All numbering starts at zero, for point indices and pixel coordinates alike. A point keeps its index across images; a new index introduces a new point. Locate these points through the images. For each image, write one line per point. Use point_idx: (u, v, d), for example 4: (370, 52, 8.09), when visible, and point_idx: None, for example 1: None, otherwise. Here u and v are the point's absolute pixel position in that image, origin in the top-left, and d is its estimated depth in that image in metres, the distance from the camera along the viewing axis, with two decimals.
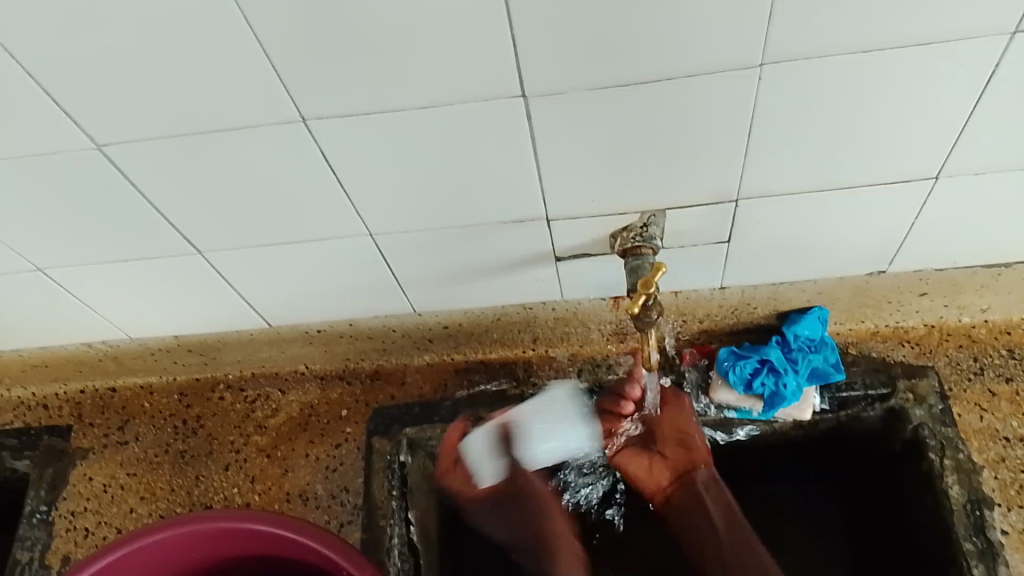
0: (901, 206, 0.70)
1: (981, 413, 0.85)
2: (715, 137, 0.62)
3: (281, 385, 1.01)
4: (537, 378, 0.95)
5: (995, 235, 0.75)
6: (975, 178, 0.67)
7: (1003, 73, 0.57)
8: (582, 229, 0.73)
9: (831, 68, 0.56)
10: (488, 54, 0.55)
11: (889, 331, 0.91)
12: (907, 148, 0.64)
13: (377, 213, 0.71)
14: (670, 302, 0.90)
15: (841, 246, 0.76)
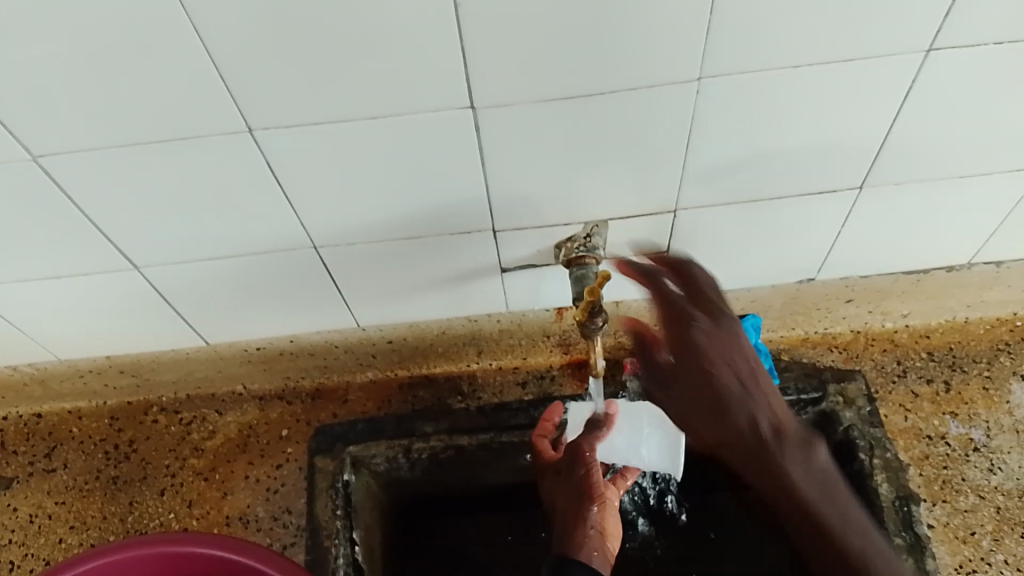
0: (829, 216, 0.74)
1: (905, 414, 0.90)
2: (658, 148, 0.64)
3: (218, 406, 0.99)
4: (482, 392, 0.96)
5: (914, 242, 0.80)
6: (896, 189, 0.71)
7: (920, 88, 0.61)
8: (528, 240, 0.74)
9: (766, 83, 0.59)
10: (439, 65, 0.56)
11: (818, 337, 0.95)
12: (835, 159, 0.67)
13: (323, 225, 0.71)
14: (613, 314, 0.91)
15: (774, 255, 0.79)
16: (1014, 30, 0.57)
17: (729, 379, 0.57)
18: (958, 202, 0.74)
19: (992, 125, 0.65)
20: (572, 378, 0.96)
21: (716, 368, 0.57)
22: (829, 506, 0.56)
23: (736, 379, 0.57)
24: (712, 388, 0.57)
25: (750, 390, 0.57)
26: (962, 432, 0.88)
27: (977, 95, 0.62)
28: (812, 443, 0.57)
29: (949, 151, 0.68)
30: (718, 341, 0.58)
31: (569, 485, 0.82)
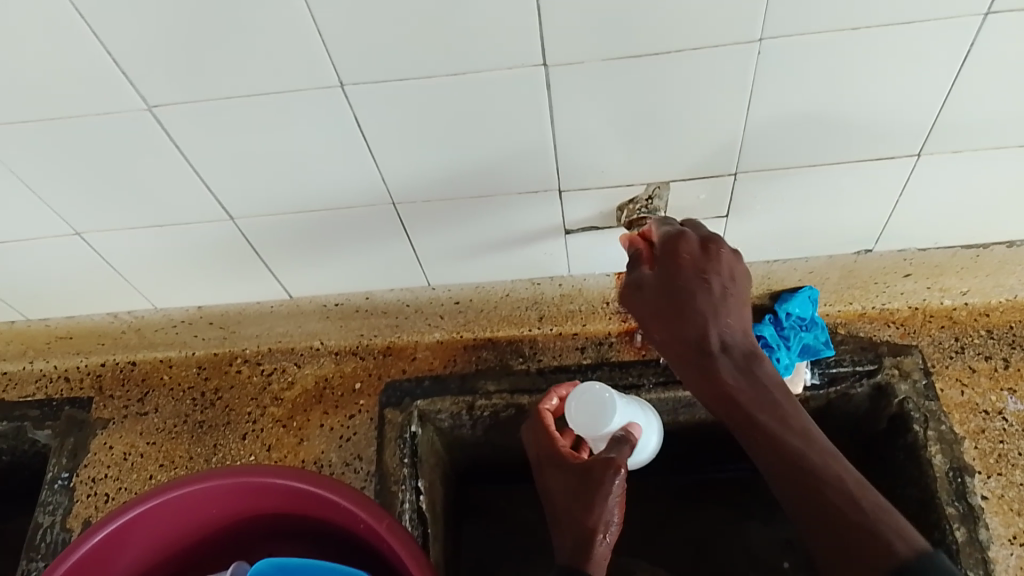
0: (886, 182, 0.77)
1: (962, 388, 0.91)
2: (718, 109, 0.68)
3: (297, 359, 1.05)
4: (542, 354, 1.00)
5: (972, 212, 0.82)
6: (953, 156, 0.73)
7: (977, 52, 0.63)
8: (592, 201, 0.79)
9: (825, 45, 0.62)
10: (515, 26, 0.60)
11: (875, 313, 0.96)
12: (892, 123, 0.70)
13: (403, 183, 0.76)
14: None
15: (831, 223, 0.82)
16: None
17: (704, 286, 0.65)
18: (1015, 170, 0.76)
19: None
20: (629, 345, 0.99)
21: (696, 272, 0.65)
22: (776, 418, 0.59)
23: (719, 291, 0.65)
24: (696, 288, 0.65)
25: (717, 303, 0.64)
26: (1020, 409, 0.89)
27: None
28: (760, 362, 0.63)
29: (1009, 116, 0.69)
30: (714, 259, 0.66)
31: (583, 497, 0.68)
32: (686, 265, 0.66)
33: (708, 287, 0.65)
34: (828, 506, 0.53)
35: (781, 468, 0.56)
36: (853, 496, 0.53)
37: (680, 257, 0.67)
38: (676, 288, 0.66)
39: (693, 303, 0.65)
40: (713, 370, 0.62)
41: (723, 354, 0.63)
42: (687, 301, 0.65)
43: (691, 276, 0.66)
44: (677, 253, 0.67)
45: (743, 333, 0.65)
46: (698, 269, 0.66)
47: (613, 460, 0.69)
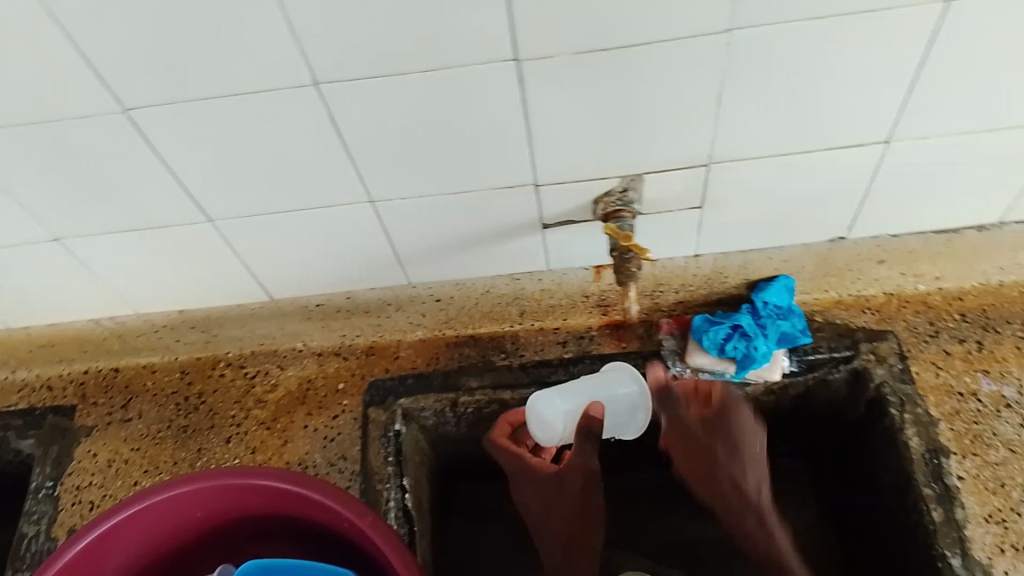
0: (856, 171, 0.78)
1: (937, 371, 0.92)
2: (689, 101, 0.69)
3: (279, 361, 1.05)
4: (524, 350, 1.00)
5: (942, 198, 0.83)
6: (921, 142, 0.75)
7: (940, 39, 0.65)
8: (568, 194, 0.80)
9: (794, 35, 0.63)
10: (487, 22, 0.61)
11: (851, 300, 0.97)
12: (861, 112, 0.71)
13: (381, 182, 0.77)
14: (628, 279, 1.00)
15: (805, 212, 0.83)
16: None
17: (749, 458, 0.87)
18: (982, 155, 0.77)
19: (1011, 78, 0.69)
20: (609, 338, 0.99)
21: (738, 449, 0.87)
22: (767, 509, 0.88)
23: (742, 479, 0.87)
24: (733, 462, 0.87)
25: (744, 469, 0.87)
26: (994, 390, 0.90)
27: (1000, 42, 0.65)
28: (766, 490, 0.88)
29: (974, 102, 0.71)
30: (750, 437, 0.87)
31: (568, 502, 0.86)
32: (734, 427, 0.86)
33: (738, 470, 0.86)
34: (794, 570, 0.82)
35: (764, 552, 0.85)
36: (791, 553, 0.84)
37: (729, 428, 0.86)
38: (719, 459, 0.87)
39: (733, 469, 0.87)
40: (740, 480, 0.87)
41: (745, 484, 0.87)
42: (726, 467, 0.87)
43: (725, 454, 0.87)
44: (728, 422, 0.87)
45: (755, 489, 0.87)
46: (739, 445, 0.86)
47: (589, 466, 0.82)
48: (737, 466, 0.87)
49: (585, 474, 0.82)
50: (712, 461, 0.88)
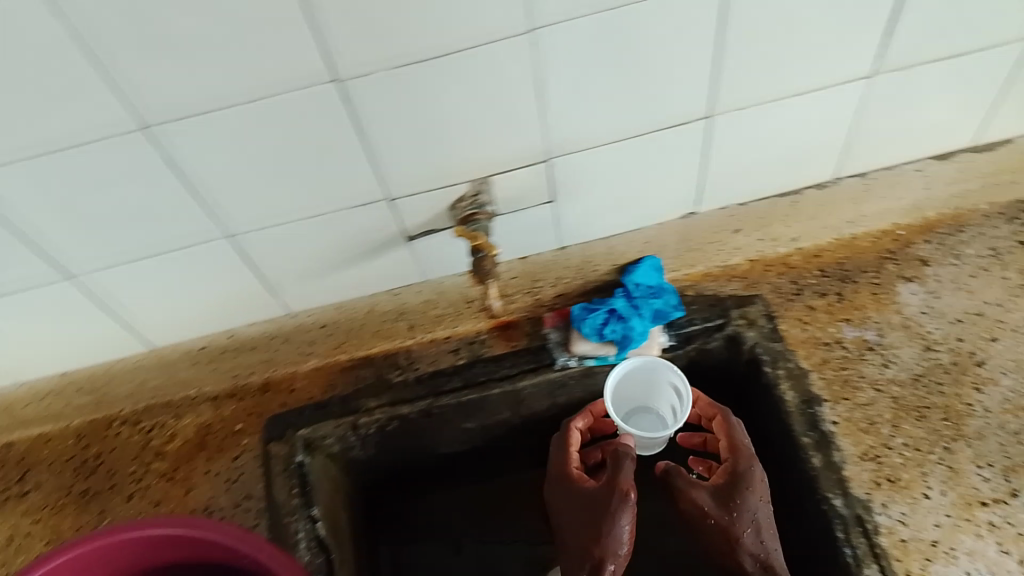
0: (686, 147, 0.83)
1: (803, 326, 0.98)
2: (513, 99, 0.73)
3: (175, 411, 1.04)
4: (419, 363, 1.02)
5: (775, 161, 0.89)
6: (738, 113, 0.80)
7: (730, 15, 0.69)
8: (423, 203, 0.82)
9: (600, 25, 0.67)
10: (299, 49, 0.63)
11: (718, 270, 1.03)
12: (677, 89, 0.76)
13: (234, 215, 0.78)
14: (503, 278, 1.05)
15: (653, 193, 0.89)
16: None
17: (743, 525, 0.81)
18: (799, 119, 0.83)
19: (802, 44, 0.74)
20: (500, 339, 1.02)
21: (740, 531, 0.81)
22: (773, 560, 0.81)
23: (756, 534, 0.81)
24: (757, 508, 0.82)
25: (755, 527, 0.81)
26: (856, 335, 0.96)
27: (792, 10, 0.70)
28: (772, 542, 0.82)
29: (777, 70, 0.76)
30: (761, 486, 0.83)
31: (598, 516, 0.81)
32: (747, 499, 0.82)
33: (744, 523, 0.81)
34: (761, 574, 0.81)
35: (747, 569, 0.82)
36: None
37: (742, 498, 0.82)
38: (724, 543, 0.82)
39: (745, 548, 0.81)
40: (744, 535, 0.81)
41: (758, 538, 0.81)
42: (733, 547, 0.81)
43: (739, 526, 0.81)
44: (739, 495, 0.82)
45: (765, 549, 0.81)
46: (754, 494, 0.82)
47: (626, 488, 0.80)
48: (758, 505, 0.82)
49: (624, 490, 0.80)
50: (724, 540, 0.82)
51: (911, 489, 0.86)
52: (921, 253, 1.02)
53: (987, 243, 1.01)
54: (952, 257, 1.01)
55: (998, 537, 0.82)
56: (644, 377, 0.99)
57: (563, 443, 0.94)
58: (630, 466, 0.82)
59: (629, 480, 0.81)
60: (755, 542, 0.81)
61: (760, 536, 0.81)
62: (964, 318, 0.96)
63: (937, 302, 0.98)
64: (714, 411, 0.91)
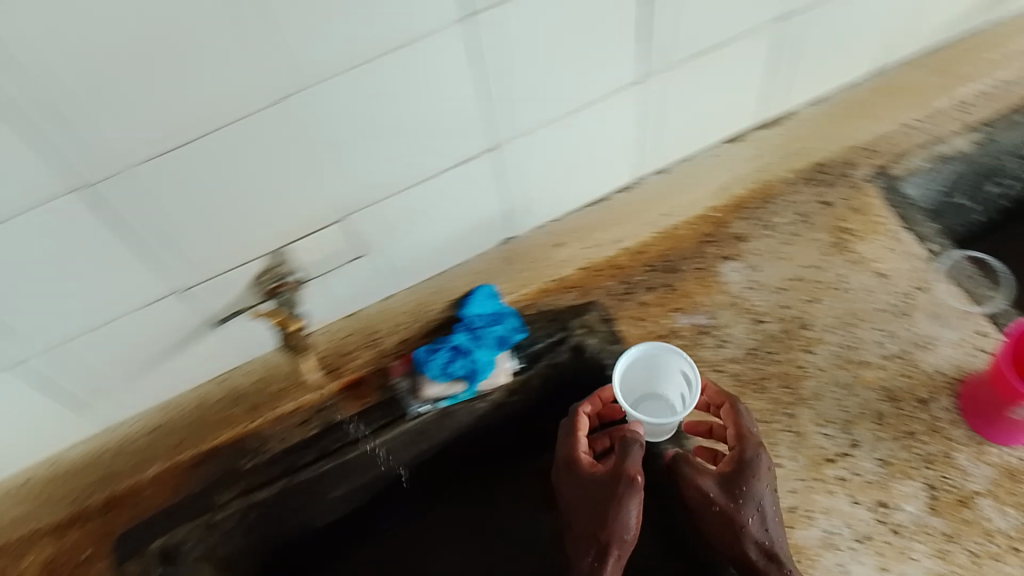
0: (480, 177, 0.84)
1: (640, 323, 1.02)
2: (286, 166, 0.71)
3: (11, 555, 0.93)
4: (269, 444, 0.98)
5: (570, 173, 0.90)
6: (521, 140, 0.81)
7: (482, 47, 0.70)
8: (222, 286, 0.79)
9: (351, 81, 0.67)
10: (35, 158, 0.59)
11: (550, 285, 1.05)
12: (453, 129, 0.76)
13: (16, 338, 0.72)
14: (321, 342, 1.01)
15: (463, 228, 0.90)
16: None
17: (746, 516, 0.80)
18: (582, 130, 0.85)
19: (562, 65, 0.75)
20: (349, 400, 0.99)
21: (746, 519, 0.80)
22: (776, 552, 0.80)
23: (760, 525, 0.80)
24: (761, 496, 0.80)
25: (760, 517, 0.80)
26: (690, 322, 1.01)
27: (538, 32, 0.71)
28: (777, 532, 0.80)
29: (546, 90, 0.77)
30: (767, 474, 0.81)
31: (604, 504, 0.82)
32: (754, 488, 0.80)
33: (749, 514, 0.80)
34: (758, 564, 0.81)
35: (746, 558, 0.82)
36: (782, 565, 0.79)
37: (748, 487, 0.80)
38: (729, 533, 0.81)
39: (750, 536, 0.80)
40: (745, 526, 0.80)
41: (763, 530, 0.80)
42: (737, 537, 0.81)
43: (743, 514, 0.80)
44: (745, 483, 0.80)
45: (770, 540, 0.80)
46: (761, 484, 0.80)
47: (632, 475, 0.80)
48: (761, 494, 0.81)
49: (628, 477, 0.80)
50: (728, 527, 0.81)
51: None
52: (737, 231, 1.05)
53: (795, 209, 1.05)
54: (765, 229, 1.05)
55: (848, 490, 0.87)
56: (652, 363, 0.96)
57: (569, 428, 0.92)
58: (637, 453, 0.81)
59: (637, 465, 0.81)
60: (759, 531, 0.80)
61: (761, 527, 0.80)
62: (785, 286, 1.01)
63: (759, 275, 1.02)
64: (722, 399, 0.87)
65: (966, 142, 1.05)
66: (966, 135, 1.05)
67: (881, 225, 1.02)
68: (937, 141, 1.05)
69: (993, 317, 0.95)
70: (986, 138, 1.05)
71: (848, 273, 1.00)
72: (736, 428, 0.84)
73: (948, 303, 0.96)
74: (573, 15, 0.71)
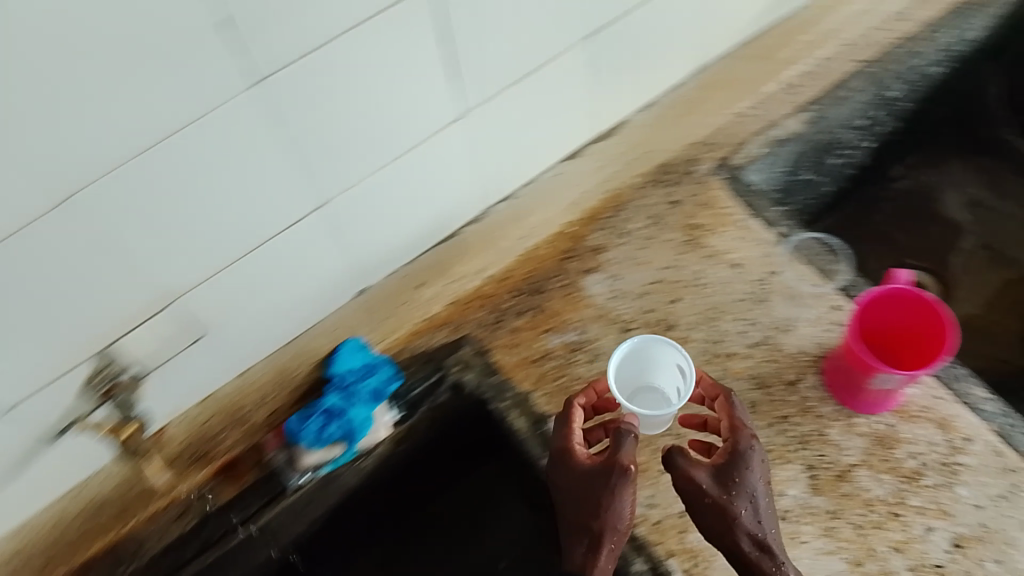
0: (316, 238, 0.81)
1: (514, 351, 1.02)
2: (93, 267, 0.67)
3: None
4: (145, 545, 0.93)
5: (413, 214, 0.89)
6: (350, 192, 0.79)
7: (283, 108, 0.66)
8: (51, 398, 0.74)
9: (141, 169, 0.63)
10: None
11: (421, 325, 1.03)
12: (271, 194, 0.73)
13: None
14: (180, 433, 0.94)
15: (309, 287, 0.87)
16: (315, 31, 0.63)
17: (740, 508, 0.77)
18: (415, 173, 0.83)
19: (375, 114, 0.73)
20: (225, 484, 0.97)
21: (738, 510, 0.77)
22: (767, 544, 0.77)
23: (753, 517, 0.77)
24: (754, 487, 0.79)
25: (753, 510, 0.78)
26: (562, 341, 1.02)
27: (340, 85, 0.68)
28: (769, 524, 0.78)
29: (364, 142, 0.75)
30: (758, 466, 0.80)
31: (596, 496, 0.81)
32: (747, 479, 0.79)
33: (742, 505, 0.78)
34: (747, 559, 0.77)
35: (735, 555, 0.78)
36: (773, 557, 0.76)
37: (740, 478, 0.79)
38: (720, 524, 0.78)
39: (742, 528, 0.77)
40: (738, 517, 0.77)
41: (756, 522, 0.77)
42: (729, 529, 0.77)
43: (736, 505, 0.77)
44: (738, 475, 0.79)
45: (762, 532, 0.77)
46: (753, 476, 0.79)
47: (625, 465, 0.79)
48: (755, 485, 0.79)
49: (621, 467, 0.80)
50: (721, 520, 0.78)
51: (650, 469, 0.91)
52: (595, 242, 1.06)
53: (647, 212, 1.07)
54: (621, 236, 1.06)
55: None
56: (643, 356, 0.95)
57: (562, 421, 0.88)
58: (630, 444, 0.81)
59: (630, 455, 0.80)
60: (752, 522, 0.77)
61: (754, 520, 0.77)
62: (647, 290, 1.02)
63: (621, 282, 1.04)
64: (715, 391, 0.86)
65: (798, 123, 1.09)
66: (798, 116, 1.09)
67: (728, 217, 1.05)
68: (771, 126, 1.08)
69: (843, 290, 0.98)
70: (815, 116, 1.09)
71: (704, 268, 1.02)
72: (730, 418, 0.84)
73: (802, 283, 0.99)
74: (372, 63, 0.69)
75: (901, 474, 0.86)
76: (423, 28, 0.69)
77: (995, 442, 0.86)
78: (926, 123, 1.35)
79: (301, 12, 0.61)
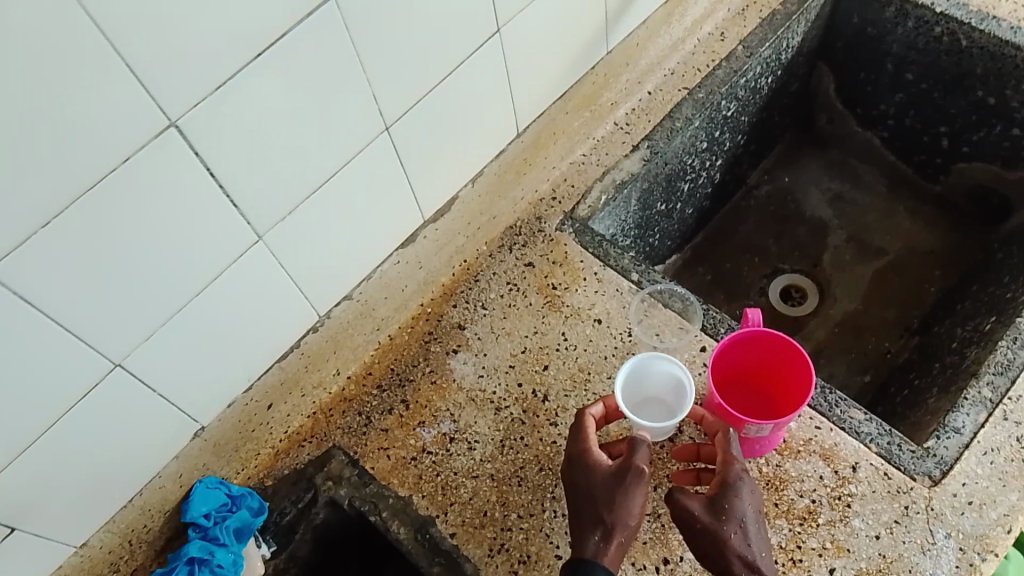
0: (122, 391, 0.74)
1: (387, 453, 0.93)
2: None
3: None
4: None
5: (237, 340, 0.82)
6: (154, 338, 0.73)
7: (23, 269, 0.60)
8: None
9: None
10: None
11: (285, 444, 0.95)
12: (42, 360, 0.65)
13: None
14: None
15: (130, 443, 0.78)
16: (35, 204, 0.58)
17: (733, 532, 0.76)
18: (229, 299, 0.78)
19: (142, 249, 0.67)
20: None
21: (729, 535, 0.76)
22: (760, 564, 0.75)
23: (745, 542, 0.76)
24: (746, 512, 0.77)
25: (744, 535, 0.76)
26: (435, 434, 0.93)
27: (87, 235, 0.62)
28: (762, 545, 0.77)
29: (138, 277, 0.68)
30: (751, 492, 0.78)
31: (609, 493, 0.79)
32: (738, 506, 0.77)
33: (733, 530, 0.76)
34: None
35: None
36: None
37: (732, 505, 0.77)
38: (710, 548, 0.76)
39: (733, 551, 0.75)
40: (728, 541, 0.76)
41: (747, 546, 0.76)
42: (720, 552, 0.76)
43: (728, 530, 0.76)
44: (729, 501, 0.77)
45: (753, 555, 0.75)
46: (746, 500, 0.78)
47: (640, 466, 0.80)
48: (748, 509, 0.77)
49: (635, 468, 0.80)
50: (710, 544, 0.76)
51: (544, 560, 0.84)
52: (454, 319, 1.01)
53: (502, 279, 1.02)
54: (480, 309, 1.01)
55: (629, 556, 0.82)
56: (648, 370, 0.91)
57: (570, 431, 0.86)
58: (643, 451, 0.81)
59: (643, 460, 0.81)
60: (743, 546, 0.75)
61: (746, 543, 0.76)
62: (514, 362, 0.96)
63: (486, 359, 0.97)
64: (718, 429, 0.83)
65: (634, 163, 1.08)
66: (633, 156, 1.08)
67: (582, 271, 1.01)
68: (609, 170, 1.08)
69: (706, 330, 0.95)
70: (648, 153, 1.09)
71: (567, 329, 0.98)
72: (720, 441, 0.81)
73: (664, 330, 0.95)
74: (128, 201, 0.63)
75: (796, 516, 0.82)
76: (173, 170, 0.65)
77: (878, 464, 0.84)
78: (767, 130, 1.36)
79: (15, 159, 0.55)
